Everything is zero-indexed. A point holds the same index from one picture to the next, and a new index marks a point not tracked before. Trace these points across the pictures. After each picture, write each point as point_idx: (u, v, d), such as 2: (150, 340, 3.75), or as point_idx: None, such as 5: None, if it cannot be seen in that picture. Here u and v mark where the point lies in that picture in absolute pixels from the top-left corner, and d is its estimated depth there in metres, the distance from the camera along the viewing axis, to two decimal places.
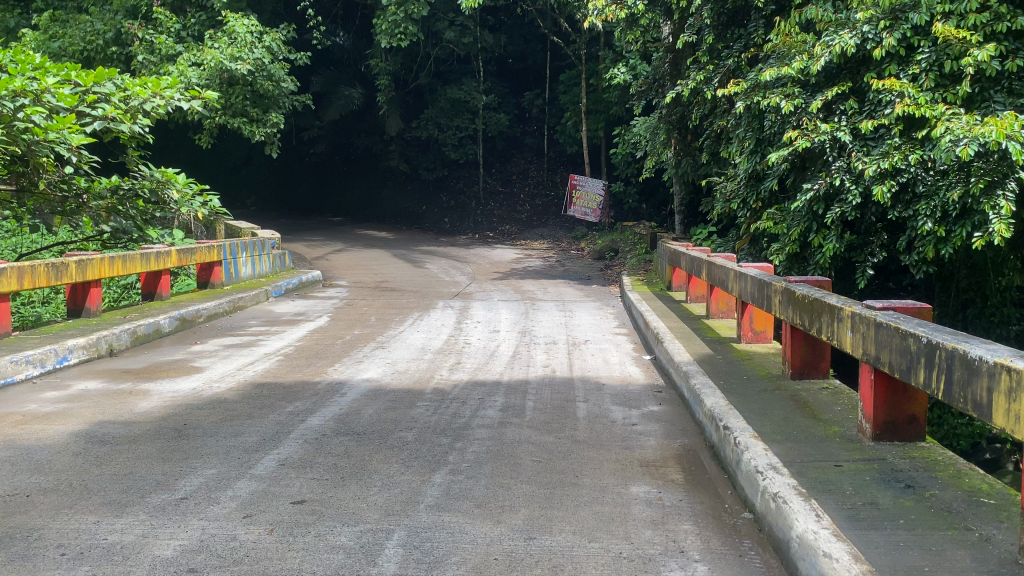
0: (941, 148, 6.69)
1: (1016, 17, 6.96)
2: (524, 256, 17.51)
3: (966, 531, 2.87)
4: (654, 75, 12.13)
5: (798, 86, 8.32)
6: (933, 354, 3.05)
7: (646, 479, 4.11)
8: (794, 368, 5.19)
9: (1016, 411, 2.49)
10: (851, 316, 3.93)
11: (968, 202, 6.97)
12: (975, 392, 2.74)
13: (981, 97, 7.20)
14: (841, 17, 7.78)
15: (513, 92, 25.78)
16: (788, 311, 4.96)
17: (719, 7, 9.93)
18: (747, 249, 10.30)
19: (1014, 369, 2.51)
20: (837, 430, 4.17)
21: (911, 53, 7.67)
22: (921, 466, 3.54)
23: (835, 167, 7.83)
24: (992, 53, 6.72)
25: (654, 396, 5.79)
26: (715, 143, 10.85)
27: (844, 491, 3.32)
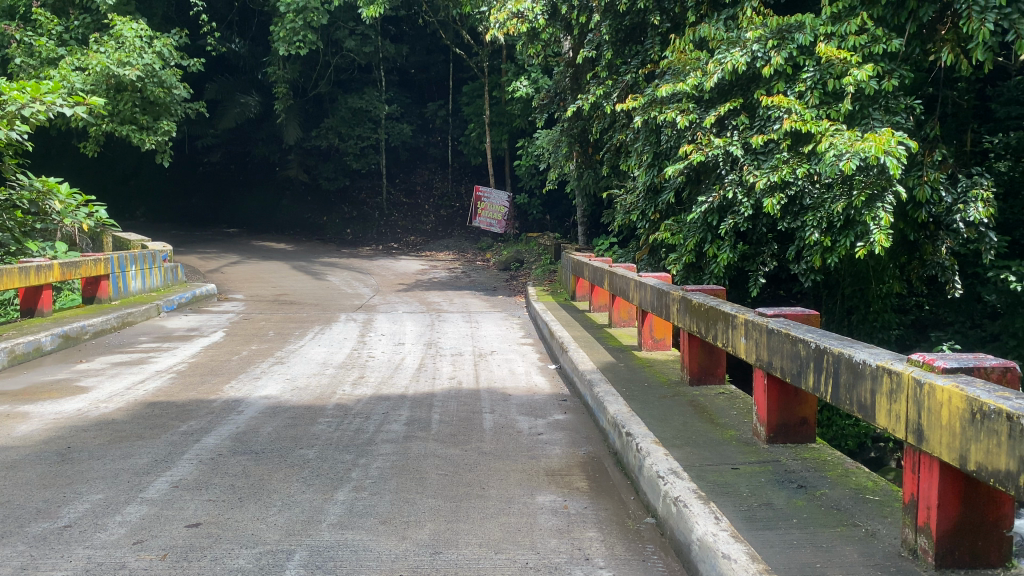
0: (826, 162, 7.05)
1: (891, 40, 7.40)
2: (429, 267, 17.44)
3: (854, 527, 3.00)
4: (556, 89, 12.38)
5: (692, 101, 8.58)
6: (821, 359, 3.18)
7: (552, 488, 4.14)
8: (692, 374, 5.33)
9: (897, 411, 2.62)
10: (744, 323, 4.07)
11: (851, 214, 7.38)
12: (860, 394, 2.87)
13: (861, 114, 7.62)
14: (732, 36, 8.07)
15: (416, 103, 25.66)
16: (685, 319, 5.10)
17: (617, 24, 10.14)
18: (646, 260, 10.55)
19: (894, 372, 2.64)
20: (733, 433, 4.29)
21: (796, 72, 8.04)
22: (812, 466, 3.69)
23: (728, 180, 8.11)
24: (870, 73, 7.12)
25: (559, 405, 5.84)
26: (615, 156, 11.09)
27: (741, 493, 3.42)
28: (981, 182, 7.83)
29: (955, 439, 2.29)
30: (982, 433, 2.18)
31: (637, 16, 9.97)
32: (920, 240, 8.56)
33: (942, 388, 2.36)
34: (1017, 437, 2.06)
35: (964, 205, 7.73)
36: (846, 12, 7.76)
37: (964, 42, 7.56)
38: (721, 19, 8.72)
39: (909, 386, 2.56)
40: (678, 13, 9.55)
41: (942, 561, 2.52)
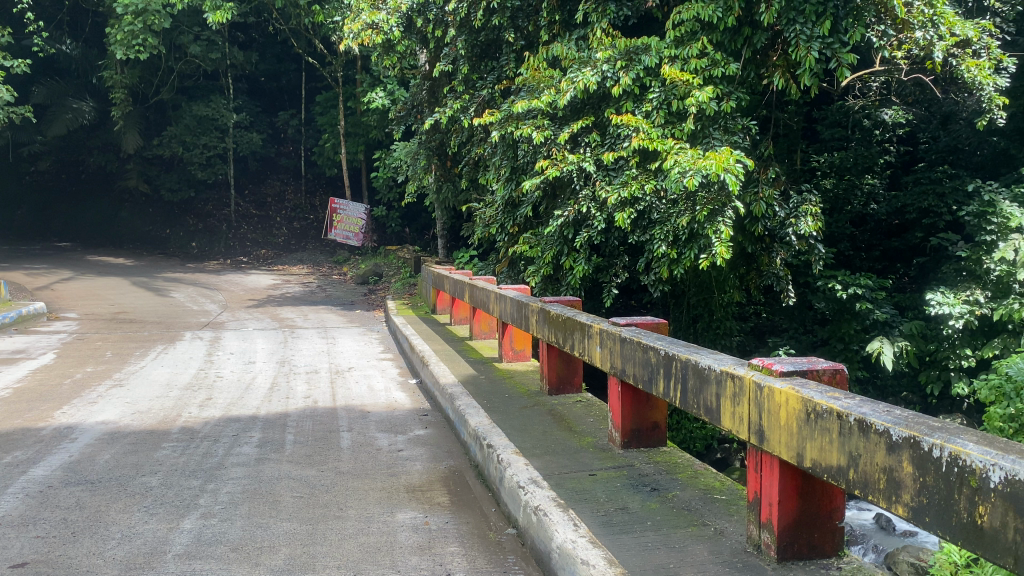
0: (671, 179, 7.37)
1: (728, 64, 7.89)
2: (282, 282, 16.92)
3: (703, 526, 3.12)
4: (412, 101, 12.34)
5: (547, 118, 8.74)
6: (670, 366, 3.30)
7: (412, 505, 4.07)
8: (550, 385, 5.41)
9: (740, 413, 2.76)
10: (599, 332, 4.17)
11: (695, 228, 7.78)
12: (705, 399, 3.00)
13: (702, 134, 8.06)
14: (583, 56, 8.31)
15: (267, 112, 24.84)
16: (544, 329, 5.18)
17: (473, 39, 10.20)
18: (505, 272, 10.65)
19: (736, 376, 2.78)
20: (590, 440, 4.38)
21: (643, 92, 8.37)
22: (664, 469, 3.82)
23: (582, 195, 8.31)
24: (710, 94, 7.53)
25: (419, 420, 5.78)
26: (473, 170, 11.17)
27: (598, 499, 3.49)
28: (808, 199, 8.59)
29: (792, 438, 2.43)
30: (817, 431, 2.32)
31: (491, 33, 10.07)
32: (757, 251, 9.12)
33: (781, 391, 2.50)
34: (847, 434, 2.19)
35: (795, 219, 8.40)
36: (688, 37, 8.21)
37: (792, 69, 8.18)
38: (572, 39, 8.97)
39: (750, 389, 2.69)
40: (532, 30, 9.80)
41: (783, 555, 2.66)
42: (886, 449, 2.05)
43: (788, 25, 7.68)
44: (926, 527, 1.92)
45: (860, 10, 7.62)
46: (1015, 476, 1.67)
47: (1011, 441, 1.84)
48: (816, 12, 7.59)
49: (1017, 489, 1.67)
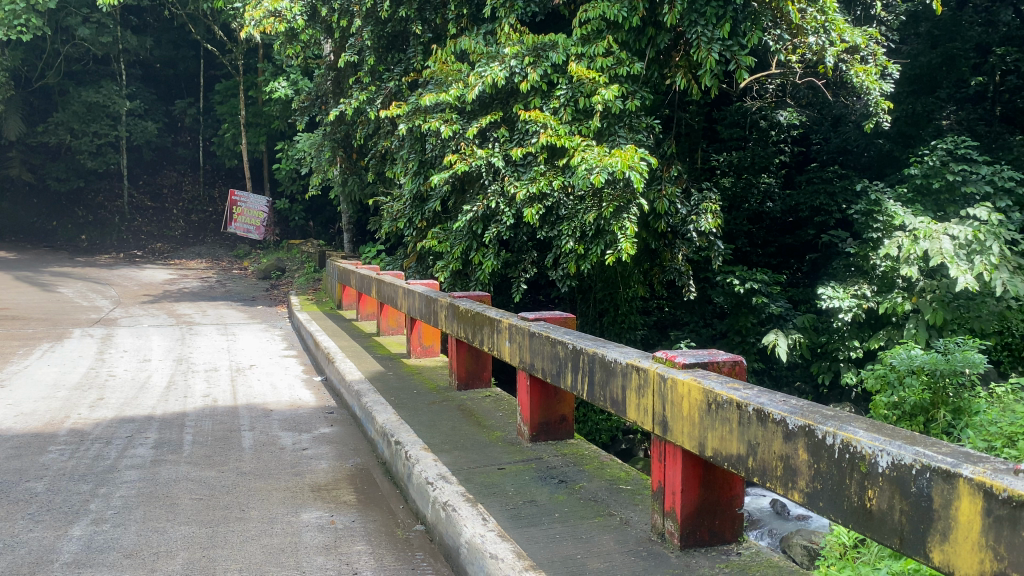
0: (579, 175, 7.46)
1: (633, 63, 8.04)
2: (179, 276, 16.31)
3: (610, 516, 3.17)
4: (317, 91, 12.06)
5: (455, 112, 8.69)
6: (577, 359, 3.33)
7: (317, 504, 3.99)
8: (459, 380, 5.38)
9: (645, 404, 2.81)
10: (508, 327, 4.17)
11: (601, 224, 7.91)
12: (612, 391, 3.05)
13: (608, 131, 8.19)
14: (491, 51, 8.28)
15: (162, 99, 23.84)
16: (453, 325, 5.15)
17: (380, 30, 10.04)
18: (414, 268, 10.53)
19: (642, 369, 2.82)
20: (499, 434, 4.39)
21: (551, 89, 8.43)
22: (572, 461, 3.86)
23: (491, 191, 8.31)
24: (616, 93, 7.65)
25: (325, 418, 5.66)
26: (380, 163, 11.02)
27: (506, 493, 3.50)
28: (709, 197, 8.92)
29: (695, 428, 2.49)
30: (718, 421, 2.38)
31: (399, 24, 9.95)
32: (660, 247, 9.36)
33: (684, 382, 2.56)
34: (746, 423, 2.26)
35: (696, 216, 8.69)
36: (594, 35, 8.32)
37: (693, 70, 8.43)
38: (480, 33, 8.94)
39: (655, 381, 2.75)
40: (440, 23, 9.74)
41: (685, 542, 2.72)
42: (783, 438, 2.12)
43: (689, 26, 7.88)
44: (820, 512, 1.99)
45: (757, 14, 7.93)
46: (901, 461, 1.75)
47: (897, 428, 1.92)
48: (717, 15, 7.81)
49: (902, 473, 1.74)
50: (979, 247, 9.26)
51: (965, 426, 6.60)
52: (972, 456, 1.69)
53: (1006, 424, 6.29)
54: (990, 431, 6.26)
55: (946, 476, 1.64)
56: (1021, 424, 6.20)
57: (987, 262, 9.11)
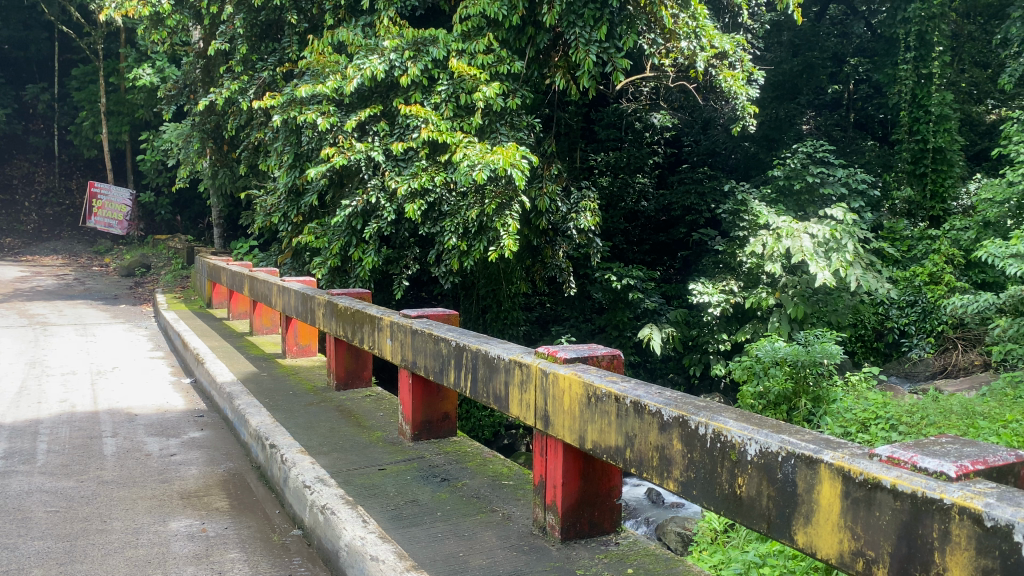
0: (460, 171, 7.45)
1: (513, 62, 8.12)
2: (32, 274, 15.23)
3: (492, 513, 3.17)
4: (185, 80, 11.51)
5: (333, 104, 8.48)
6: (460, 356, 3.31)
7: (187, 512, 3.80)
8: (338, 380, 5.26)
9: (527, 400, 2.82)
10: (389, 324, 4.11)
11: (483, 221, 7.94)
12: (494, 387, 3.05)
13: (489, 129, 8.22)
14: (370, 43, 8.12)
15: (11, 84, 22.13)
16: (331, 323, 5.02)
17: (253, 18, 9.66)
18: (290, 264, 10.21)
19: (524, 365, 2.83)
20: (380, 434, 4.32)
21: (431, 84, 8.35)
22: (454, 459, 3.83)
23: (371, 185, 8.15)
24: (497, 90, 7.70)
25: (195, 421, 5.41)
26: (253, 156, 10.62)
27: (387, 493, 3.44)
28: (587, 196, 9.17)
29: (575, 422, 2.52)
30: (597, 414, 2.41)
31: (273, 12, 9.62)
32: (541, 244, 9.46)
33: (565, 376, 2.58)
34: (624, 415, 2.30)
35: (576, 214, 8.89)
36: (474, 32, 8.32)
37: (571, 71, 8.60)
38: (358, 25, 8.75)
39: (537, 376, 2.76)
40: (316, 13, 9.53)
41: (566, 535, 2.75)
42: (659, 429, 2.17)
43: (567, 27, 7.99)
44: (693, 500, 2.05)
45: (633, 19, 8.18)
46: (768, 448, 1.82)
47: (764, 417, 2.00)
48: (594, 17, 7.97)
49: (769, 460, 1.81)
50: (835, 245, 9.87)
51: (823, 414, 7.05)
52: (833, 442, 1.77)
53: (859, 411, 6.76)
54: (846, 418, 6.71)
55: (808, 462, 1.71)
56: (873, 410, 6.69)
57: (843, 259, 9.76)
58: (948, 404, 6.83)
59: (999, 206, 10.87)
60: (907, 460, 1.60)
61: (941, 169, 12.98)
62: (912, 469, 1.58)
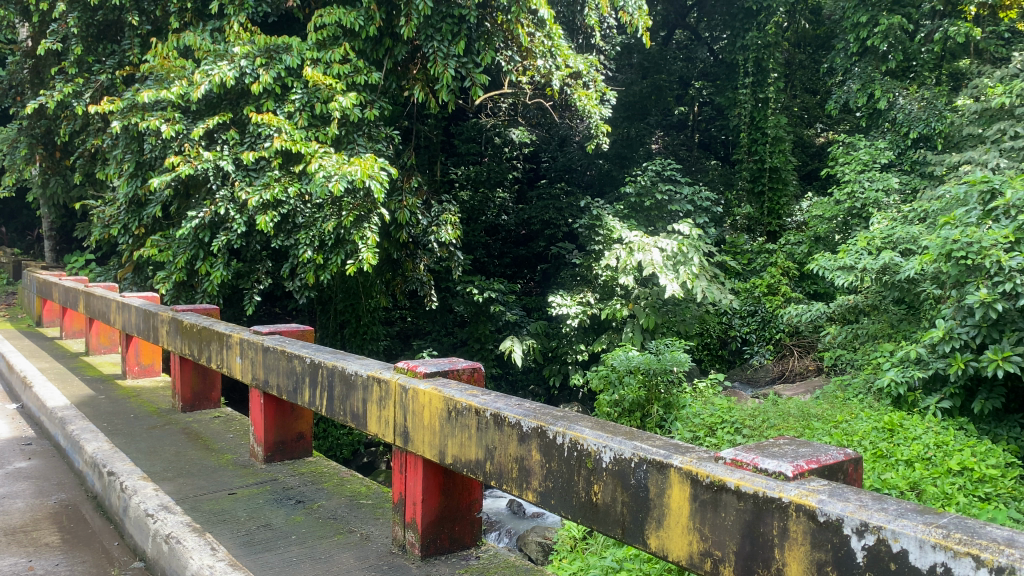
0: (316, 183, 7.28)
1: (370, 73, 8.03)
2: None
3: (349, 533, 3.08)
4: (10, 80, 10.64)
5: (178, 111, 8.06)
6: (315, 374, 3.21)
7: (11, 550, 3.47)
8: (184, 401, 4.98)
9: (385, 416, 2.76)
10: (239, 342, 3.93)
11: (340, 233, 7.80)
12: (351, 404, 2.97)
13: (347, 139, 8.11)
14: (219, 49, 7.78)
15: None
16: (176, 341, 4.76)
17: (88, 17, 9.05)
18: (130, 278, 9.59)
19: (382, 381, 2.77)
20: (230, 457, 4.12)
21: (284, 93, 8.11)
22: (309, 480, 3.71)
23: (219, 197, 7.79)
24: (353, 101, 7.58)
25: (20, 450, 4.96)
26: (89, 163, 9.94)
27: (238, 518, 3.28)
28: (447, 209, 9.20)
29: (435, 437, 2.49)
30: (457, 428, 2.40)
31: (112, 12, 9.06)
32: (401, 257, 9.38)
33: (424, 391, 2.55)
34: (484, 428, 2.30)
35: (436, 227, 8.93)
36: (330, 41, 8.15)
37: (429, 84, 8.62)
38: (206, 30, 8.36)
39: (395, 392, 2.71)
40: (160, 15, 9.05)
41: (426, 551, 2.70)
42: (518, 440, 2.18)
43: (426, 40, 7.97)
44: (551, 510, 2.07)
45: (490, 35, 8.35)
46: (621, 455, 1.86)
47: (618, 424, 2.05)
48: (452, 32, 8.02)
49: (623, 467, 1.86)
50: (683, 258, 10.35)
51: (674, 420, 7.35)
52: (681, 447, 1.84)
53: (706, 416, 7.10)
54: (695, 422, 7.01)
55: (659, 467, 1.77)
56: (719, 415, 7.05)
57: (690, 271, 10.26)
58: (786, 407, 7.28)
59: (827, 221, 11.80)
60: (748, 462, 1.68)
61: (776, 188, 13.85)
62: (754, 470, 1.66)
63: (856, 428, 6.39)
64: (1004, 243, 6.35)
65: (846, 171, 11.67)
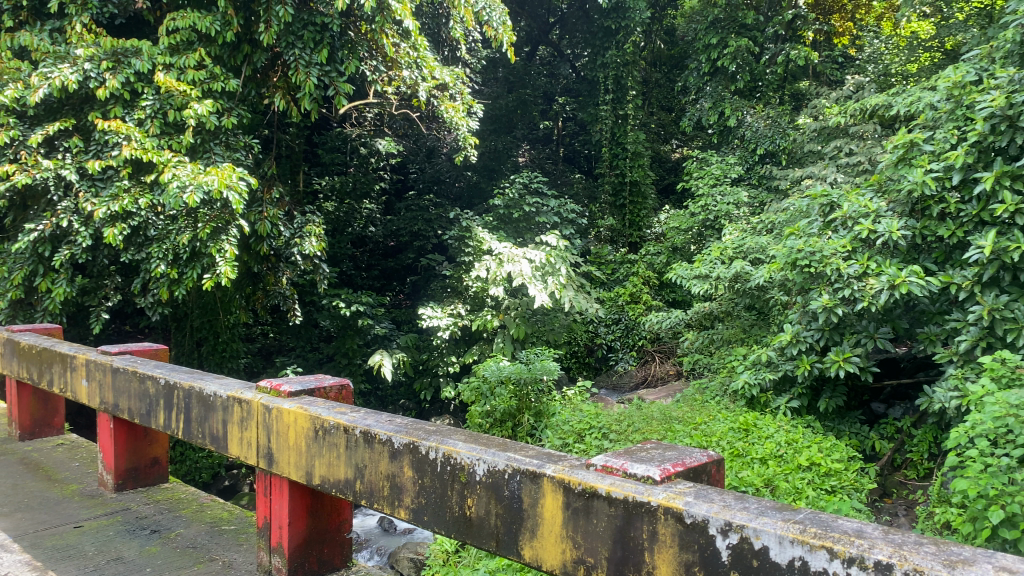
0: (169, 194, 6.94)
1: (228, 80, 7.77)
2: None
3: (211, 562, 2.92)
4: None
5: (13, 115, 7.45)
6: (171, 396, 3.03)
7: None
8: (22, 430, 4.59)
9: (248, 438, 2.63)
10: (85, 363, 3.67)
11: (197, 246, 7.50)
12: (210, 426, 2.82)
13: (203, 148, 7.80)
14: (60, 49, 7.19)
15: None
16: (12, 365, 4.38)
17: None
18: None
19: (244, 401, 2.65)
20: (76, 487, 3.82)
21: (134, 98, 7.65)
22: (165, 508, 3.50)
23: (61, 208, 7.24)
24: (210, 109, 7.31)
25: None
26: None
27: (85, 553, 3.03)
28: (311, 221, 9.06)
29: (301, 457, 2.41)
30: (325, 447, 2.32)
31: None
32: (262, 271, 9.13)
33: (289, 411, 2.46)
34: (353, 446, 2.23)
35: (299, 239, 8.76)
36: (184, 46, 7.79)
37: (291, 92, 8.46)
38: (45, 29, 7.78)
39: (257, 412, 2.60)
40: None
41: None
42: (389, 457, 2.13)
43: (286, 48, 7.77)
44: (424, 526, 2.03)
45: (353, 44, 8.26)
46: (495, 467, 1.85)
47: (490, 437, 2.04)
48: (314, 40, 7.88)
49: (496, 479, 1.85)
50: (551, 269, 10.55)
51: (544, 428, 7.49)
52: (553, 456, 1.85)
53: (574, 423, 7.25)
54: (564, 430, 7.14)
55: (532, 477, 1.77)
56: (587, 421, 7.20)
57: (557, 281, 10.48)
58: (649, 411, 7.53)
59: (683, 233, 12.40)
60: (618, 467, 1.71)
61: (636, 201, 14.38)
62: (623, 476, 1.69)
63: (714, 429, 6.69)
64: (842, 251, 6.86)
65: (700, 185, 12.30)
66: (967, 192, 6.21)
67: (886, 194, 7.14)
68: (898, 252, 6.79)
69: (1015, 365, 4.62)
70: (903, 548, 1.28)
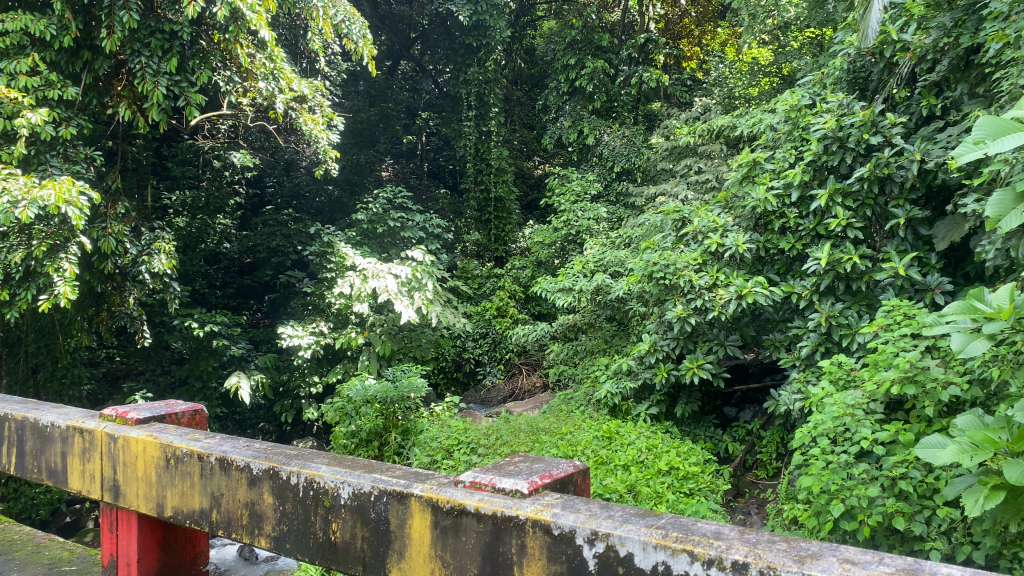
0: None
1: (66, 87, 7.26)
2: None
3: None
4: None
5: None
6: (1, 428, 2.78)
7: None
8: None
9: (90, 470, 2.45)
10: None
11: (31, 265, 7.01)
12: (47, 460, 2.61)
13: (37, 160, 7.23)
14: None
15: None
16: None
17: None
18: None
19: (86, 431, 2.47)
20: None
21: None
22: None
23: None
24: (46, 118, 6.80)
25: None
26: None
27: None
28: (160, 237, 8.70)
29: (151, 489, 2.26)
30: (177, 476, 2.19)
31: None
32: (106, 290, 8.60)
33: (136, 439, 2.31)
34: (208, 474, 2.12)
35: (148, 256, 8.44)
36: (14, 49, 7.16)
37: (137, 101, 8.11)
38: None
39: (101, 442, 2.42)
40: None
41: None
42: (247, 484, 2.04)
43: (131, 55, 7.35)
44: (286, 554, 1.95)
45: (205, 53, 7.93)
46: (360, 490, 1.81)
47: (355, 458, 1.99)
48: (161, 48, 7.50)
49: (362, 501, 1.81)
50: (417, 284, 10.50)
51: (412, 445, 7.42)
52: (421, 475, 1.83)
53: (443, 439, 7.20)
54: (431, 446, 7.07)
55: (399, 497, 1.74)
56: (455, 437, 7.17)
57: (424, 296, 10.45)
58: (516, 424, 7.60)
59: (547, 247, 12.63)
60: (486, 483, 1.71)
61: (501, 216, 14.55)
62: (491, 491, 1.69)
63: (579, 438, 6.82)
64: (694, 264, 7.19)
65: (562, 200, 12.54)
66: (805, 208, 6.67)
67: (733, 209, 7.57)
68: (744, 264, 7.19)
69: (850, 368, 4.96)
70: (758, 546, 1.35)
